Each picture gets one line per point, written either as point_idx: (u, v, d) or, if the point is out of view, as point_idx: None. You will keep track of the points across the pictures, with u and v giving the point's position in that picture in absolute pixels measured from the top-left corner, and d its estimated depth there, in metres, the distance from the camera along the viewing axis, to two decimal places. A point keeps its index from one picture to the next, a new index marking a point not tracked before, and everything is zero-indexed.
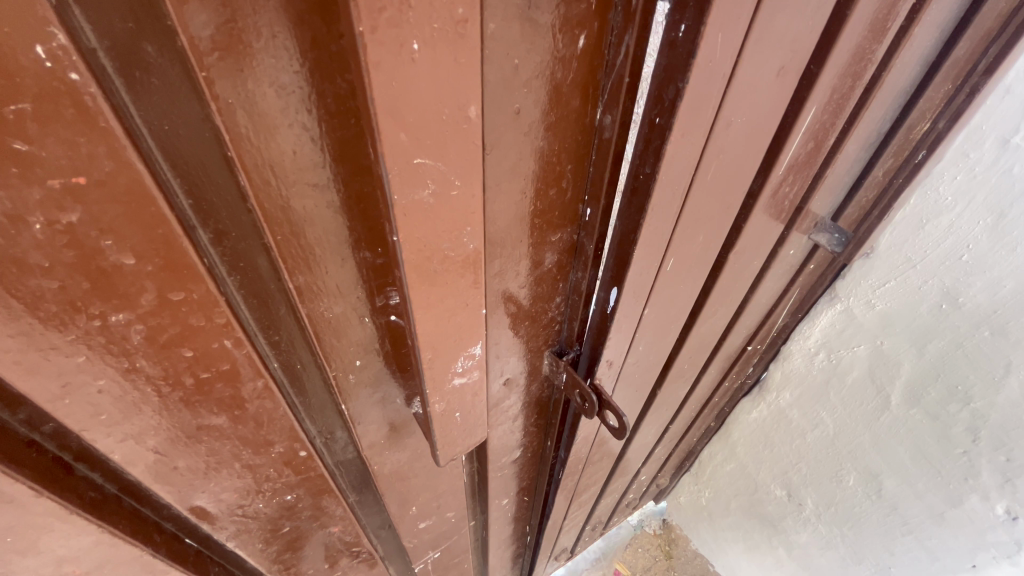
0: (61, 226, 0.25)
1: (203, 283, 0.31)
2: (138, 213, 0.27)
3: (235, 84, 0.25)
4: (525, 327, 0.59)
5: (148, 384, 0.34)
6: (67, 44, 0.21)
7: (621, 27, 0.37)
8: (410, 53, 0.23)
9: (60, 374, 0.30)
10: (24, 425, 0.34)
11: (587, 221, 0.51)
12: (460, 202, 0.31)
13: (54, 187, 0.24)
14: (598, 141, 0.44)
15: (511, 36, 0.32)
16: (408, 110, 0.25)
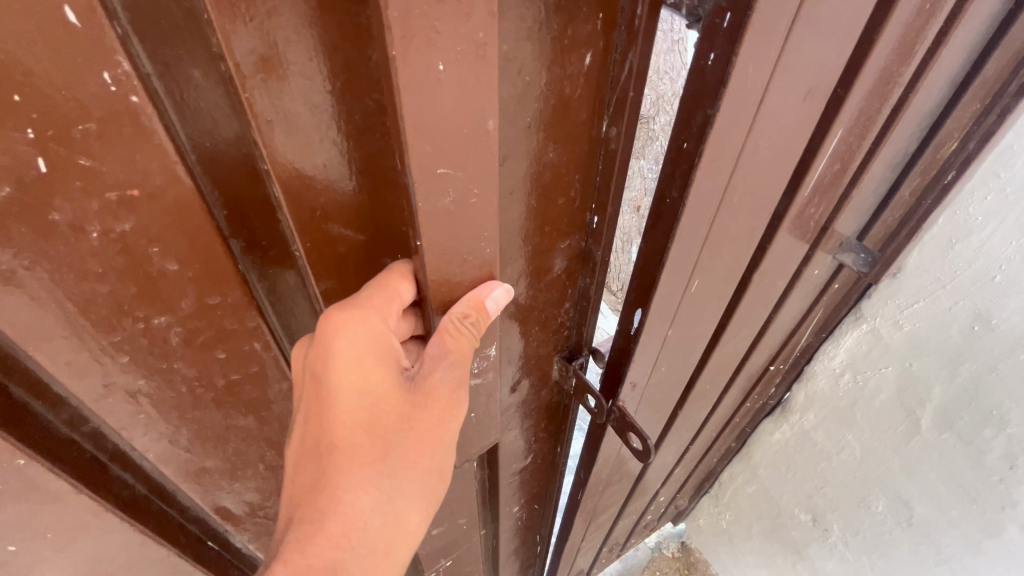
0: (115, 235, 0.27)
1: (237, 287, 0.33)
2: (183, 222, 0.29)
3: (273, 104, 0.28)
4: (537, 333, 0.60)
5: (185, 386, 0.36)
6: (130, 70, 0.24)
7: (625, 44, 0.38)
8: (436, 74, 0.25)
9: (105, 374, 0.32)
10: (66, 426, 0.37)
11: (594, 228, 0.51)
12: (479, 209, 0.33)
13: (113, 200, 0.26)
14: (604, 152, 0.45)
15: (524, 56, 0.34)
16: (433, 126, 0.27)
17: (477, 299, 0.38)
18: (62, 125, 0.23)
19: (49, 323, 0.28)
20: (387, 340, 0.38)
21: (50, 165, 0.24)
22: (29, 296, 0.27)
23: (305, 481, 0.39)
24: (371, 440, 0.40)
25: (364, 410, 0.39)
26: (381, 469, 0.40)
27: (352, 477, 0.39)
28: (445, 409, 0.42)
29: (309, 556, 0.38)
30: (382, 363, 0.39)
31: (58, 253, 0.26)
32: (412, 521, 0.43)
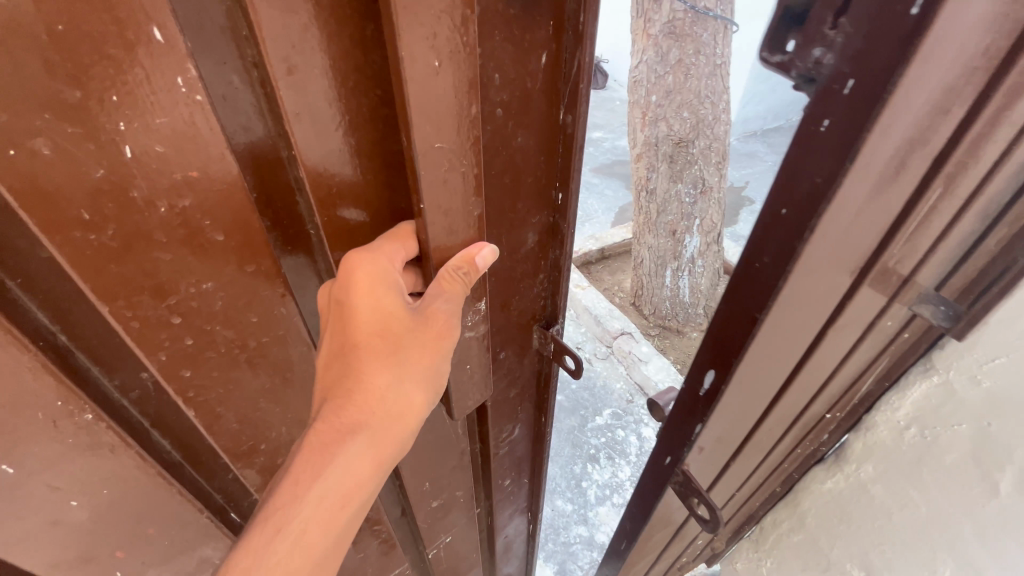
0: (178, 209, 0.34)
1: (269, 256, 0.40)
2: (227, 198, 0.36)
3: (299, 98, 0.34)
4: (518, 303, 0.64)
5: (223, 345, 0.42)
6: (195, 75, 0.31)
7: (574, 44, 0.46)
8: (433, 67, 0.34)
9: (164, 332, 0.38)
10: (115, 391, 0.40)
11: (561, 204, 0.57)
12: (466, 177, 0.41)
13: (179, 179, 0.33)
14: (564, 136, 0.52)
15: (504, 55, 0.43)
16: (430, 108, 0.36)
17: (468, 255, 0.45)
18: (146, 116, 0.31)
19: (122, 285, 0.35)
20: (387, 270, 0.42)
21: (133, 154, 0.31)
22: (110, 260, 0.33)
23: (333, 376, 0.44)
24: (383, 340, 0.45)
25: (382, 313, 0.44)
26: (391, 362, 0.45)
27: (371, 366, 0.44)
28: (441, 330, 0.46)
29: (342, 418, 0.43)
30: (393, 291, 0.43)
31: (132, 223, 0.33)
32: (418, 398, 0.47)
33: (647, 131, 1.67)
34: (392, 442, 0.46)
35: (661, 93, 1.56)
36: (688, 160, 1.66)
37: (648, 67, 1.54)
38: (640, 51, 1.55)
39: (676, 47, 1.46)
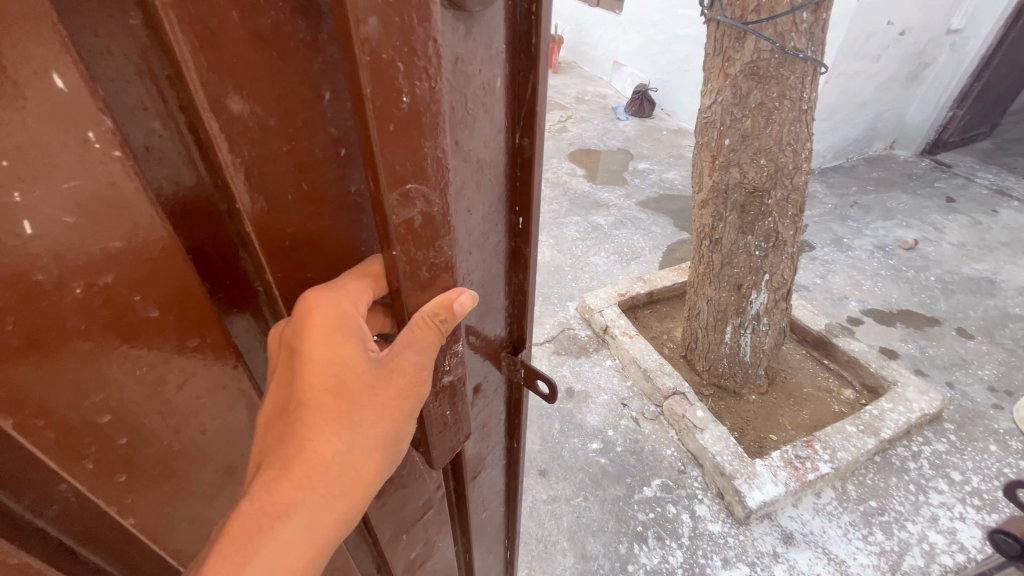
0: (97, 287, 0.26)
1: (217, 325, 0.31)
2: (163, 265, 0.27)
3: (242, 142, 0.27)
4: (481, 333, 0.52)
5: (171, 438, 0.33)
6: (114, 127, 0.23)
7: (526, 66, 0.38)
8: (400, 104, 0.28)
9: (88, 436, 0.28)
10: (25, 510, 0.28)
11: (521, 228, 0.47)
12: (440, 217, 0.34)
13: (98, 251, 0.25)
14: (517, 162, 0.43)
15: (457, 73, 0.34)
16: (394, 151, 0.29)
17: (444, 299, 0.37)
18: (49, 181, 0.22)
19: (29, 395, 0.25)
20: (351, 318, 0.33)
21: (34, 230, 0.23)
22: (13, 357, 0.24)
23: (273, 439, 0.34)
24: (337, 400, 0.34)
25: (338, 367, 0.34)
26: (343, 424, 0.34)
27: (318, 431, 0.33)
28: (412, 389, 0.37)
29: (275, 497, 0.32)
30: (353, 340, 0.33)
31: (38, 315, 0.24)
32: (372, 465, 0.36)
33: (715, 174, 1.22)
34: (333, 528, 0.35)
35: (735, 136, 1.16)
36: (760, 213, 1.19)
37: (721, 108, 1.16)
38: (713, 91, 1.17)
39: (757, 87, 1.09)
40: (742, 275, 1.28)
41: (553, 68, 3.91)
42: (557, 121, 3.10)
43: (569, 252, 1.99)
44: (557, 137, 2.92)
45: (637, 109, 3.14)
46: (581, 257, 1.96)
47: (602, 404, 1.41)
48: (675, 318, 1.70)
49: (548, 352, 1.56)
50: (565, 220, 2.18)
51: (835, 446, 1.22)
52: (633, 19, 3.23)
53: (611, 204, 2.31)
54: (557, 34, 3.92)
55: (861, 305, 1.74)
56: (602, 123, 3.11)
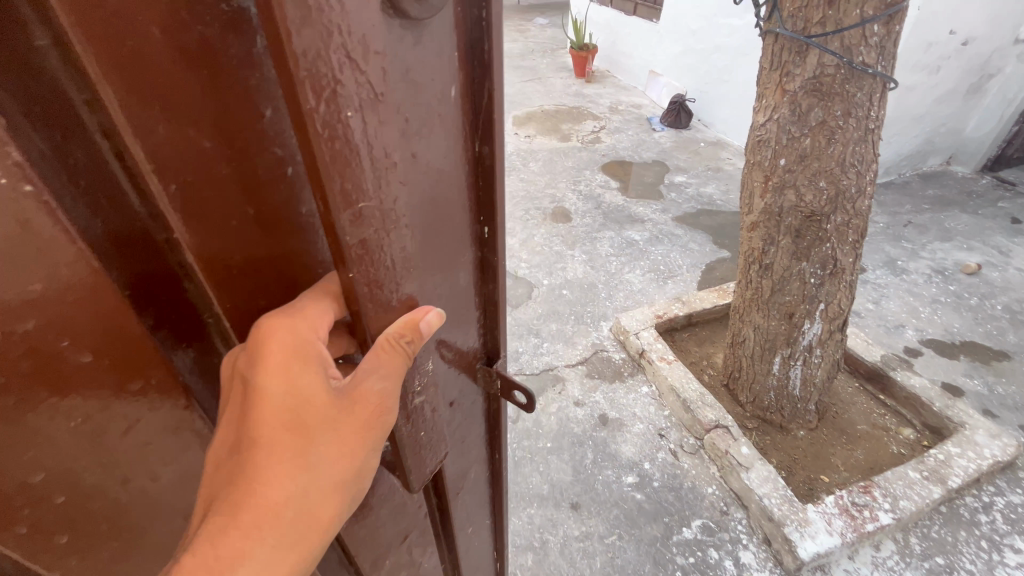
0: (21, 337, 0.24)
1: (158, 363, 0.31)
2: (88, 305, 0.26)
3: (175, 163, 0.27)
4: (455, 346, 0.47)
5: (117, 485, 0.31)
6: (21, 159, 0.22)
7: (482, 73, 0.34)
8: (345, 119, 0.27)
9: (20, 498, 0.27)
10: None
11: (488, 239, 0.43)
12: (397, 234, 0.34)
13: (17, 300, 0.24)
14: (480, 172, 0.39)
15: (407, 82, 0.29)
16: (345, 168, 0.28)
17: (410, 319, 0.37)
18: None
19: None
20: (311, 348, 0.33)
21: None
22: None
23: (221, 480, 0.32)
24: (292, 436, 0.33)
25: (294, 401, 0.33)
26: (298, 464, 0.33)
27: (270, 470, 0.32)
28: (373, 422, 0.36)
29: (219, 547, 0.30)
30: (310, 371, 0.33)
31: None
32: (327, 508, 0.35)
33: (768, 196, 1.14)
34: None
35: (792, 156, 1.08)
36: (818, 239, 1.11)
37: (777, 125, 1.09)
38: (767, 107, 1.10)
39: (819, 104, 1.02)
40: (796, 303, 1.19)
41: (586, 77, 3.85)
42: (591, 132, 3.04)
43: (602, 269, 1.92)
44: (591, 148, 2.86)
45: (674, 120, 3.05)
46: (615, 274, 1.90)
47: (638, 434, 1.34)
48: (716, 342, 1.61)
49: (580, 375, 1.50)
50: (599, 235, 2.12)
51: (896, 494, 1.12)
52: (670, 29, 3.15)
53: (646, 219, 2.23)
54: (591, 44, 3.87)
55: (919, 335, 1.62)
56: (637, 134, 3.03)
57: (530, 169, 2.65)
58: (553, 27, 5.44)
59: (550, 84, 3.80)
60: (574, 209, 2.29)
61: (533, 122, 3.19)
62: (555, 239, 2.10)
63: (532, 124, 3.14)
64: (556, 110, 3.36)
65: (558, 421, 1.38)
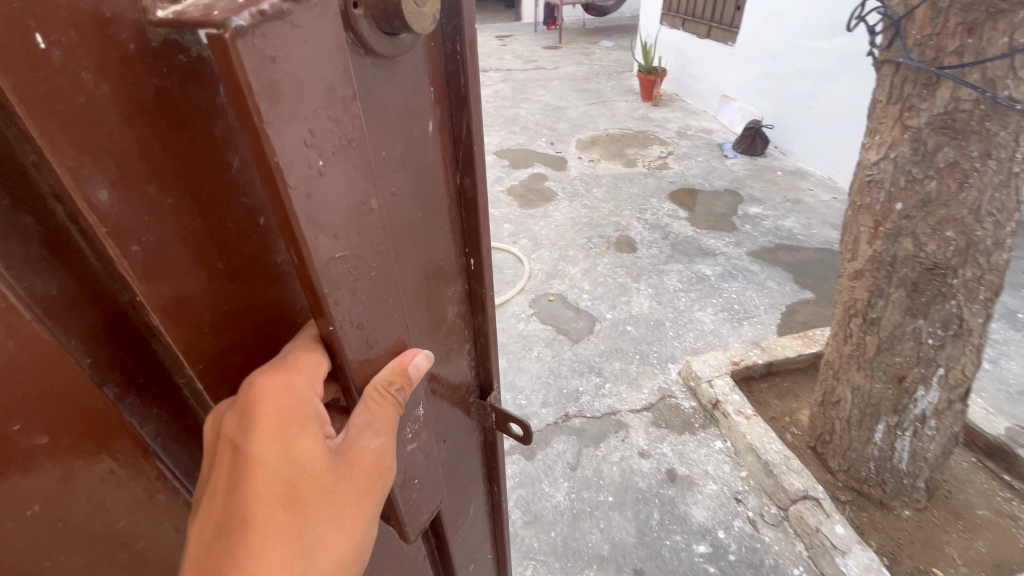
0: None
1: (120, 433, 0.31)
2: (47, 384, 0.27)
3: (138, 219, 0.26)
4: (447, 378, 0.52)
5: (67, 559, 0.31)
6: None
7: (458, 108, 0.39)
8: (316, 166, 0.27)
9: None
10: None
11: (474, 269, 0.49)
12: (379, 279, 0.34)
13: None
14: (463, 203, 0.44)
15: (386, 125, 0.35)
16: (321, 215, 0.28)
17: (398, 364, 0.37)
18: None
19: None
20: (307, 407, 0.32)
21: None
22: None
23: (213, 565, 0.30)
24: (289, 511, 0.31)
25: (289, 472, 0.31)
26: (296, 547, 0.31)
27: (270, 553, 0.31)
28: (371, 482, 0.35)
29: None
30: (308, 438, 0.32)
31: None
32: None
33: (877, 242, 1.01)
34: None
35: (911, 201, 0.95)
36: (941, 295, 0.96)
37: (893, 164, 0.96)
38: (880, 143, 0.99)
39: (950, 143, 0.89)
40: (908, 367, 1.04)
41: (653, 101, 3.76)
42: (658, 158, 2.94)
43: (670, 305, 1.81)
44: (658, 175, 2.75)
45: (748, 146, 2.89)
46: (685, 312, 1.78)
47: (711, 496, 1.22)
48: (800, 397, 1.45)
49: (645, 423, 1.39)
50: (667, 268, 2.01)
51: None
52: (746, 53, 3.02)
53: (719, 252, 2.09)
54: (661, 67, 3.77)
55: None
56: (708, 161, 2.90)
57: (594, 195, 2.58)
58: (620, 50, 5.37)
59: (616, 108, 3.73)
60: (640, 239, 2.19)
61: (597, 146, 3.13)
62: (619, 269, 2.01)
63: (597, 149, 3.08)
64: (621, 134, 3.28)
65: (620, 472, 1.28)
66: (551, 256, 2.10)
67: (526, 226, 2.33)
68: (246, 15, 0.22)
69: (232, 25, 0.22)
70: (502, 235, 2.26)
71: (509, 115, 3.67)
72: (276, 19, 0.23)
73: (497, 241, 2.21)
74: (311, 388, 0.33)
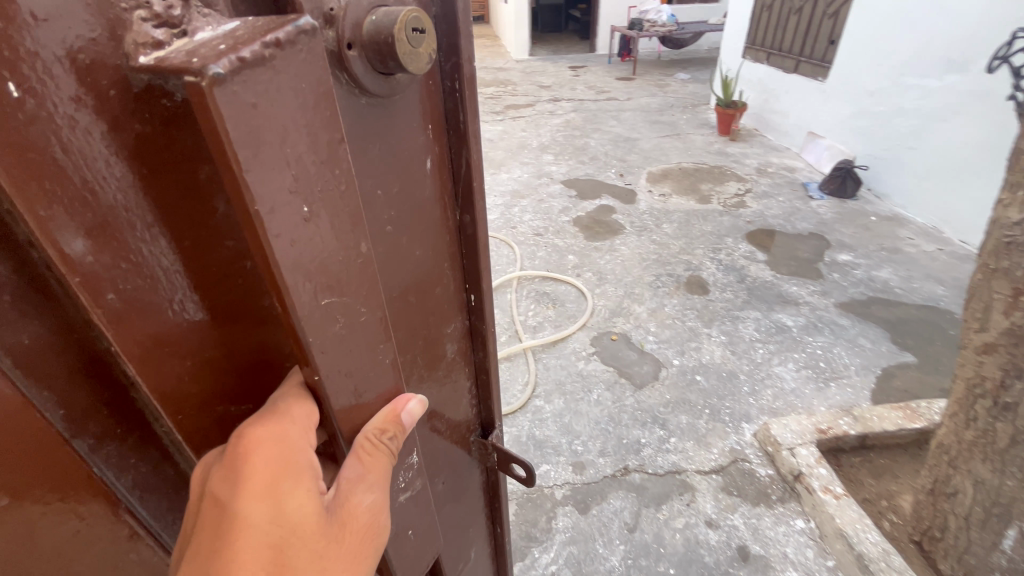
0: None
1: (89, 488, 0.32)
2: (18, 442, 0.28)
3: (115, 269, 0.26)
4: (446, 417, 0.51)
5: None
6: None
7: (457, 144, 0.39)
8: (303, 213, 0.26)
9: None
10: None
11: (474, 305, 0.48)
12: (371, 325, 0.32)
13: None
14: (463, 238, 0.44)
15: (382, 167, 0.34)
16: (309, 261, 0.26)
17: (392, 410, 0.35)
18: None
19: None
20: (299, 462, 0.29)
21: None
22: None
23: None
24: None
25: (278, 537, 0.28)
26: None
27: None
28: (363, 545, 0.32)
29: None
30: (300, 495, 0.29)
31: None
32: None
33: (1016, 314, 0.86)
34: None
35: None
36: None
37: None
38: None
39: None
40: None
41: (731, 135, 3.62)
42: (734, 195, 2.79)
43: (745, 356, 1.67)
44: (734, 213, 2.61)
45: (837, 188, 2.69)
46: (762, 365, 1.63)
47: None
48: (900, 479, 1.27)
49: (715, 487, 1.27)
50: (741, 314, 1.87)
51: None
52: (840, 89, 2.84)
53: (801, 301, 1.92)
54: (741, 101, 3.63)
55: None
56: (789, 201, 2.71)
57: (664, 230, 2.48)
58: (696, 83, 5.26)
59: (690, 141, 3.62)
60: (712, 280, 2.07)
61: (669, 180, 3.03)
62: (689, 312, 1.90)
63: (668, 183, 2.98)
64: (695, 169, 3.16)
65: (683, 541, 1.16)
66: (616, 292, 2.03)
67: (591, 259, 2.26)
68: (225, 62, 0.21)
69: (210, 72, 0.20)
70: (566, 266, 2.21)
71: (579, 145, 3.66)
72: (258, 65, 0.22)
73: (561, 273, 2.16)
74: (303, 442, 0.30)
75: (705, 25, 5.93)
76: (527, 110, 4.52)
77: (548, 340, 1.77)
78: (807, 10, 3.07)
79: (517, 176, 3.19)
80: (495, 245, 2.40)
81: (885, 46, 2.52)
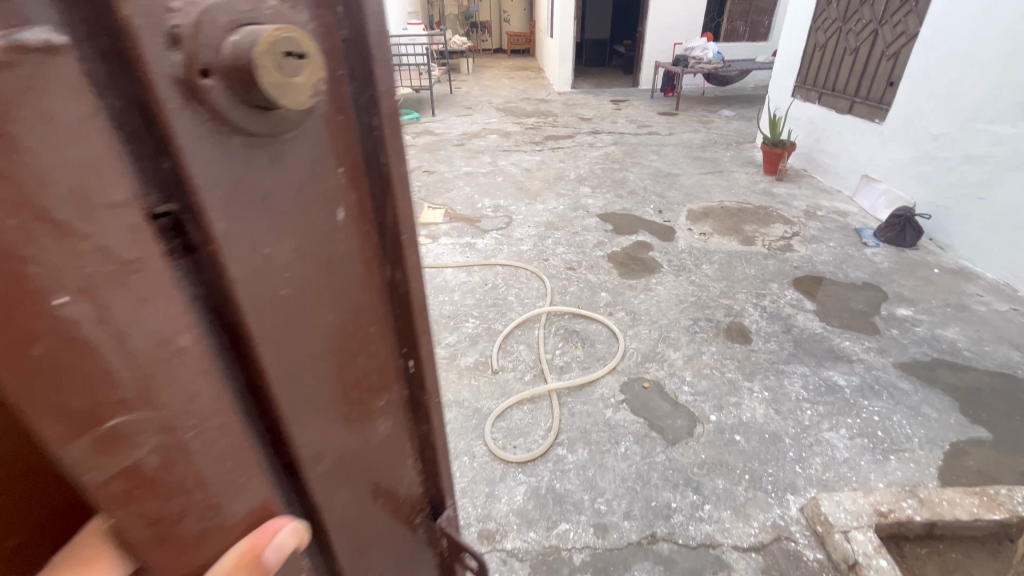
0: None
1: None
2: None
3: None
4: (394, 496, 0.44)
5: None
6: None
7: (379, 193, 0.32)
8: (72, 301, 0.20)
9: None
10: None
11: (413, 372, 0.41)
12: (213, 433, 0.26)
13: None
14: (397, 299, 0.36)
15: (274, 225, 0.26)
16: (89, 363, 0.21)
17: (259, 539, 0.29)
18: None
19: None
20: None
21: None
22: None
23: None
24: None
25: None
26: None
27: None
28: None
29: None
30: None
31: None
32: None
33: None
34: None
35: None
36: None
37: None
38: None
39: None
40: None
41: (778, 175, 3.49)
42: (780, 238, 2.66)
43: (790, 416, 1.53)
44: (780, 256, 2.47)
45: (894, 236, 2.51)
46: (810, 429, 1.48)
47: None
48: None
49: (755, 569, 1.13)
50: (787, 368, 1.72)
51: None
52: (900, 131, 2.69)
53: (855, 359, 1.76)
54: (790, 141, 3.51)
55: None
56: (841, 247, 2.55)
57: (703, 271, 2.36)
58: (741, 120, 5.16)
59: (734, 179, 3.51)
60: (755, 329, 1.93)
61: (710, 219, 2.92)
62: (729, 362, 1.76)
63: (710, 221, 2.87)
64: (738, 208, 3.04)
65: None
66: (650, 335, 1.92)
67: (625, 297, 2.17)
68: None
69: None
70: (598, 304, 2.12)
71: (617, 178, 3.60)
72: None
73: (592, 311, 2.07)
74: None
75: (752, 63, 5.86)
76: (567, 141, 4.52)
77: (576, 382, 1.68)
78: (864, 50, 2.96)
79: (552, 207, 3.16)
80: (526, 277, 2.34)
81: (952, 89, 2.37)
